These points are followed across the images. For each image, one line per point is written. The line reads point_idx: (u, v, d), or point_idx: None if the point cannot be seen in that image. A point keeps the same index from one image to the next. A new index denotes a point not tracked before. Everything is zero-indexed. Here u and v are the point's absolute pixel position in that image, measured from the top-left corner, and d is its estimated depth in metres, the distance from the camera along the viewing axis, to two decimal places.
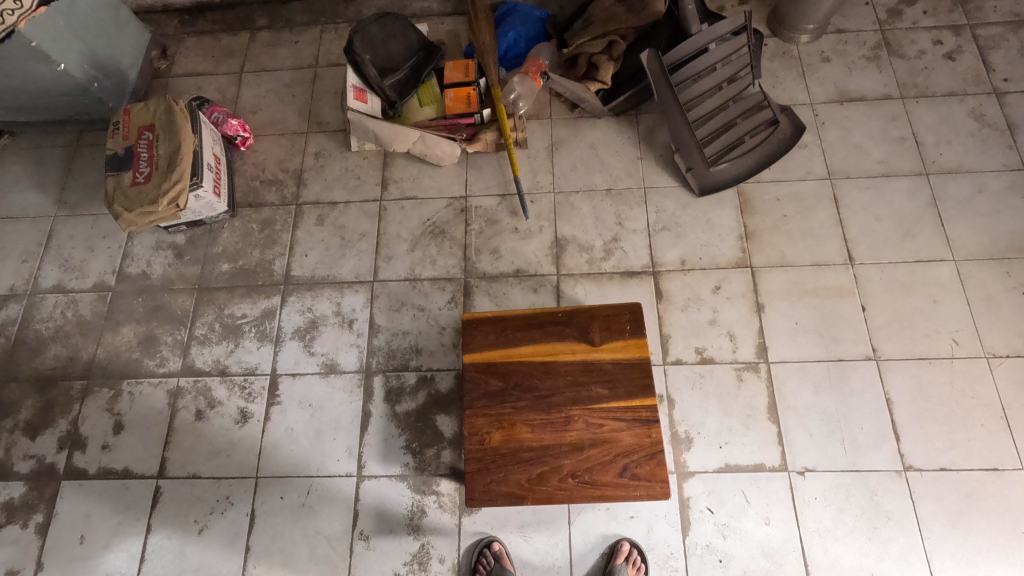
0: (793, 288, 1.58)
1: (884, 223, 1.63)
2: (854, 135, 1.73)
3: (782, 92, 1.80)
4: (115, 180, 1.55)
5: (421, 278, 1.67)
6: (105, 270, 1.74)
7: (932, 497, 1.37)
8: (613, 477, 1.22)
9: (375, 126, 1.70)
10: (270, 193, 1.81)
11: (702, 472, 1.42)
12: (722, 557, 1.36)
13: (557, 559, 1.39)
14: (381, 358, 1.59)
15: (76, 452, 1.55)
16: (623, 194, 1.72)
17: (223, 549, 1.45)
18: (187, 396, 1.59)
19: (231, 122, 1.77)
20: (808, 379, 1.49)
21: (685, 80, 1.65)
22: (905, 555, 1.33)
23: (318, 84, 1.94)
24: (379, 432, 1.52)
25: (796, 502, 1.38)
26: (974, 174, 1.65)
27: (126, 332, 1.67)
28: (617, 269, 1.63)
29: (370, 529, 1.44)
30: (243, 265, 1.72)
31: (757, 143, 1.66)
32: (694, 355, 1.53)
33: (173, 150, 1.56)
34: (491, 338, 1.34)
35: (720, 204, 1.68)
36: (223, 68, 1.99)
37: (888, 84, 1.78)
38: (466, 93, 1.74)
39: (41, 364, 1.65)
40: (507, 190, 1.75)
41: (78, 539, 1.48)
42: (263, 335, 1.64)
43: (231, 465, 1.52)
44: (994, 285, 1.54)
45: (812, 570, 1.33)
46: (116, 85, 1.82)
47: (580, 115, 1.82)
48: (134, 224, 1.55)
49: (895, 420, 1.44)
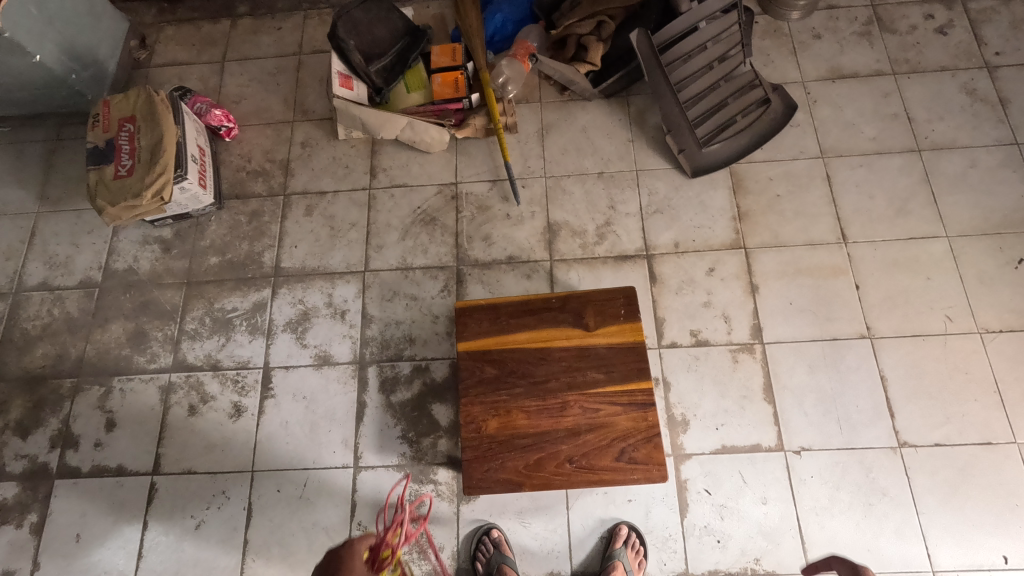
0: (787, 268, 1.57)
1: (877, 201, 1.62)
2: (846, 113, 1.72)
3: (773, 71, 1.78)
4: (97, 174, 1.52)
5: (413, 267, 1.65)
6: (91, 266, 1.72)
7: (926, 473, 1.38)
8: (611, 461, 1.22)
9: (362, 113, 1.67)
10: (257, 184, 1.78)
11: (698, 454, 1.42)
12: (720, 537, 1.36)
13: (556, 544, 1.39)
14: (374, 348, 1.57)
15: (69, 451, 1.54)
16: (615, 177, 1.70)
17: (221, 543, 1.45)
18: (180, 391, 1.58)
19: (214, 112, 1.74)
20: (803, 358, 1.49)
21: (676, 59, 1.63)
22: (900, 530, 1.35)
23: (302, 71, 1.91)
24: (375, 422, 1.51)
25: (793, 481, 1.39)
26: (967, 149, 1.64)
27: (115, 328, 1.65)
28: (610, 254, 1.62)
29: (368, 519, 1.44)
30: (232, 258, 1.70)
31: (749, 122, 1.64)
32: (689, 338, 1.52)
33: (155, 142, 1.53)
34: (484, 325, 1.33)
35: (712, 185, 1.67)
36: (205, 56, 1.95)
37: (879, 60, 1.76)
38: (454, 77, 1.72)
39: (29, 363, 1.63)
40: (498, 175, 1.73)
41: (74, 537, 1.47)
42: (255, 328, 1.62)
43: (227, 459, 1.51)
44: (987, 261, 1.54)
45: (809, 547, 1.34)
46: (95, 76, 1.78)
47: (570, 98, 1.79)
48: (119, 218, 1.52)
49: (890, 397, 1.45)
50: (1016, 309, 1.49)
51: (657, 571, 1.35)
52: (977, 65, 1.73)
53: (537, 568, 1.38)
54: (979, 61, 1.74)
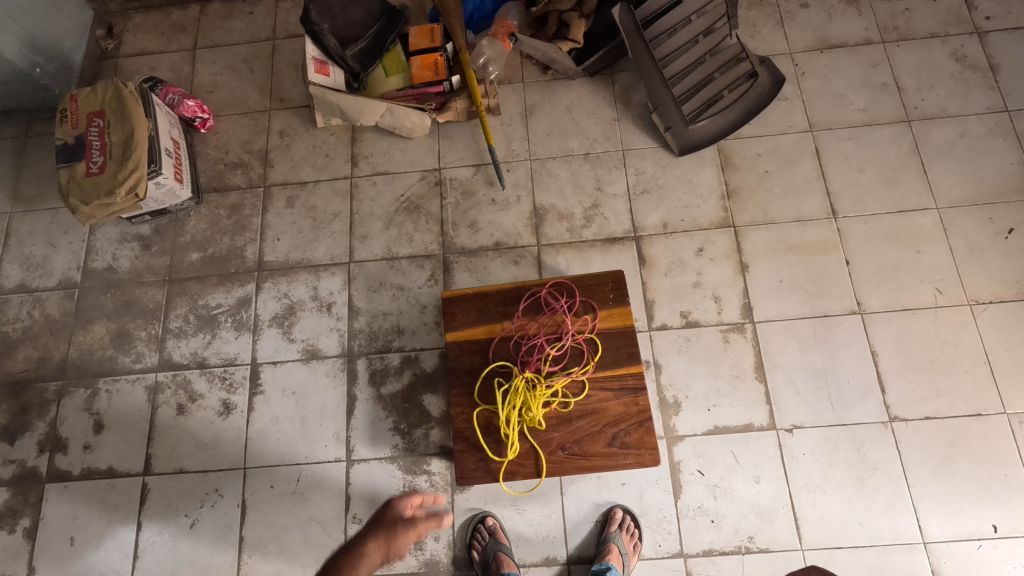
0: (777, 245, 1.56)
1: (867, 173, 1.60)
2: (835, 84, 1.68)
3: (760, 42, 1.74)
4: (68, 172, 1.47)
5: (399, 257, 1.62)
6: (69, 266, 1.68)
7: (918, 446, 1.39)
8: (603, 447, 1.22)
9: (339, 99, 1.60)
10: (235, 176, 1.73)
11: (690, 435, 1.42)
12: (713, 517, 1.37)
13: (551, 530, 1.40)
14: (362, 340, 1.56)
15: (58, 455, 1.52)
16: (601, 157, 1.67)
17: (216, 541, 1.44)
18: (167, 390, 1.56)
19: (188, 103, 1.68)
20: (794, 336, 1.48)
21: (660, 34, 1.59)
22: (892, 503, 1.36)
23: (277, 57, 1.85)
24: (366, 415, 1.50)
25: (785, 459, 1.40)
26: (957, 118, 1.62)
27: (98, 329, 1.62)
28: (599, 236, 1.59)
29: (364, 512, 1.43)
30: (214, 253, 1.67)
31: (737, 97, 1.61)
32: (679, 319, 1.51)
33: (126, 137, 1.48)
34: (472, 315, 1.32)
35: (700, 163, 1.64)
36: (176, 44, 1.88)
37: (868, 28, 1.72)
38: (433, 59, 1.65)
39: (12, 368, 1.60)
40: (482, 159, 1.69)
41: (68, 541, 1.46)
42: (240, 324, 1.60)
43: (218, 457, 1.50)
44: (977, 232, 1.53)
45: (802, 524, 1.35)
46: (61, 69, 1.72)
47: (553, 77, 1.75)
48: (95, 218, 1.48)
49: (881, 371, 1.45)
50: (1005, 279, 1.48)
51: (652, 552, 1.36)
52: (967, 31, 1.69)
53: (533, 554, 1.38)
54: (970, 26, 1.70)
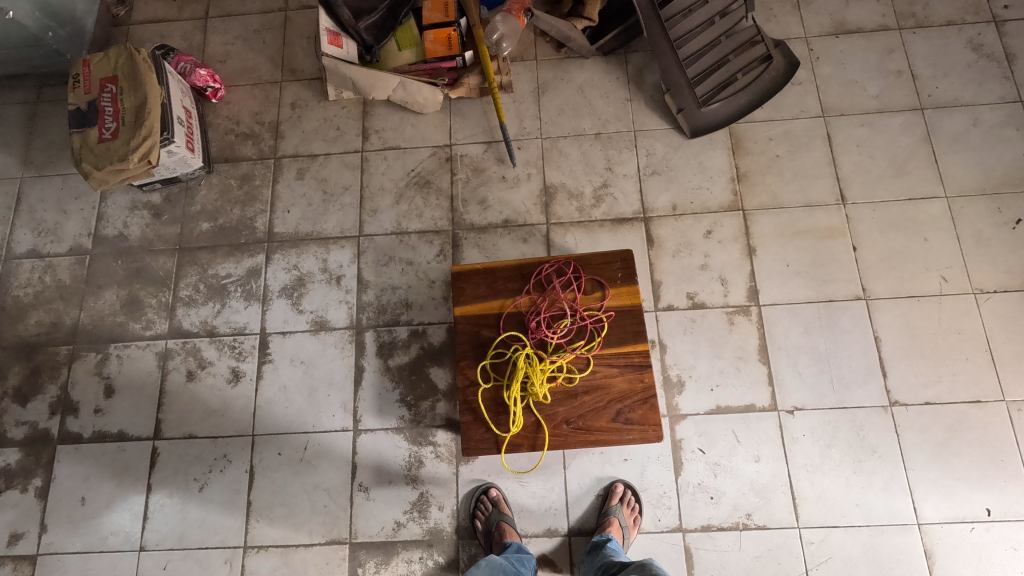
0: (785, 229, 1.56)
1: (877, 161, 1.60)
2: (849, 70, 1.68)
3: (776, 26, 1.73)
4: (81, 137, 1.47)
5: (408, 231, 1.63)
6: (81, 232, 1.69)
7: (916, 429, 1.41)
8: (607, 422, 1.23)
9: (352, 73, 1.61)
10: (246, 147, 1.73)
11: (693, 414, 1.44)
12: (713, 494, 1.40)
13: (553, 502, 1.43)
14: (370, 313, 1.57)
15: (69, 418, 1.55)
16: (612, 137, 1.67)
17: (225, 505, 1.47)
18: (176, 357, 1.58)
19: (199, 72, 1.67)
20: (799, 320, 1.50)
21: (676, 14, 1.59)
22: (888, 485, 1.38)
23: (289, 28, 1.83)
24: (373, 387, 1.52)
25: (785, 440, 1.42)
26: (970, 108, 1.61)
27: (109, 296, 1.64)
28: (607, 217, 1.60)
29: (369, 480, 1.46)
30: (224, 223, 1.67)
31: (750, 81, 1.61)
32: (686, 300, 1.53)
33: (139, 103, 1.48)
34: (481, 290, 1.33)
35: (711, 145, 1.64)
36: (187, 13, 1.87)
37: (885, 14, 1.71)
38: (446, 34, 1.63)
39: (24, 331, 1.62)
40: (493, 136, 1.69)
41: (78, 501, 1.49)
42: (250, 294, 1.61)
43: (227, 423, 1.52)
44: (984, 221, 1.53)
45: (799, 503, 1.38)
46: (73, 34, 1.71)
47: (566, 56, 1.74)
48: (107, 182, 1.49)
49: (883, 357, 1.46)
50: (1010, 269, 1.50)
51: (652, 526, 1.39)
52: (985, 19, 1.68)
53: (535, 525, 1.42)
54: (987, 15, 1.69)
